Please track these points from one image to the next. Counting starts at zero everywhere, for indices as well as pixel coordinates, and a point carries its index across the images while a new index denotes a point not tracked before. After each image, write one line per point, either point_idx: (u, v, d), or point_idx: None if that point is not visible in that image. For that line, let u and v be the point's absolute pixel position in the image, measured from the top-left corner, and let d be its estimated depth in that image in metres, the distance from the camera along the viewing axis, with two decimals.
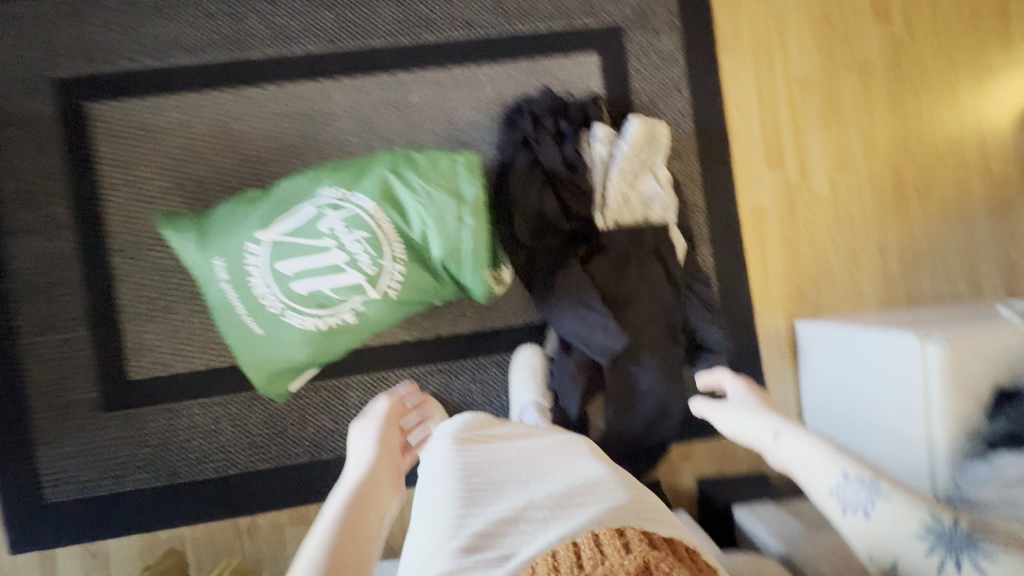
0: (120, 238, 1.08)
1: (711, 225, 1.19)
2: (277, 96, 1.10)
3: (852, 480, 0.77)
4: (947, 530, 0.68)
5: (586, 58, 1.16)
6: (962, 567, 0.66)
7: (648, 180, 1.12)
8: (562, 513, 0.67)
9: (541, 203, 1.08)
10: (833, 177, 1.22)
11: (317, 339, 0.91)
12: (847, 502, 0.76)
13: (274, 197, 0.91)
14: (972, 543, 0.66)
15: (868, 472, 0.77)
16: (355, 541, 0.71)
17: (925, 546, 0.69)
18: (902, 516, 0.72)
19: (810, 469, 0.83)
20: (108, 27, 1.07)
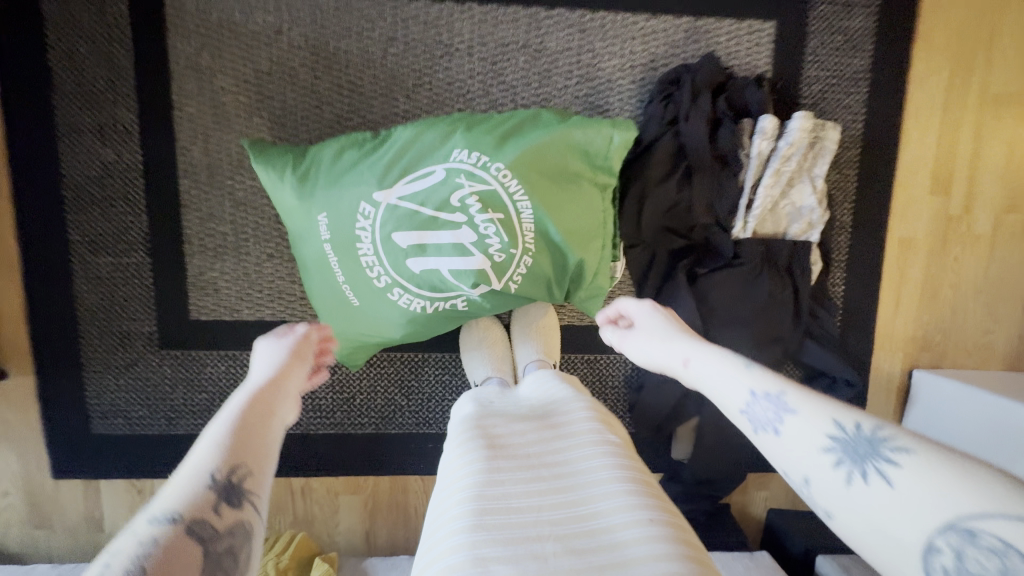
0: (190, 159, 0.93)
1: (852, 248, 1.04)
2: (390, 15, 0.91)
3: (761, 398, 0.61)
4: (849, 435, 0.52)
5: (759, 27, 0.96)
6: (870, 480, 0.49)
7: (802, 190, 0.95)
8: (577, 541, 0.54)
9: (677, 199, 0.93)
10: (998, 216, 1.06)
11: (419, 321, 0.81)
12: (756, 419, 0.60)
13: (392, 151, 0.77)
14: (877, 446, 0.50)
15: (777, 386, 0.61)
16: (255, 441, 0.59)
17: (834, 459, 0.52)
18: (814, 429, 0.55)
19: (722, 392, 0.66)
20: None
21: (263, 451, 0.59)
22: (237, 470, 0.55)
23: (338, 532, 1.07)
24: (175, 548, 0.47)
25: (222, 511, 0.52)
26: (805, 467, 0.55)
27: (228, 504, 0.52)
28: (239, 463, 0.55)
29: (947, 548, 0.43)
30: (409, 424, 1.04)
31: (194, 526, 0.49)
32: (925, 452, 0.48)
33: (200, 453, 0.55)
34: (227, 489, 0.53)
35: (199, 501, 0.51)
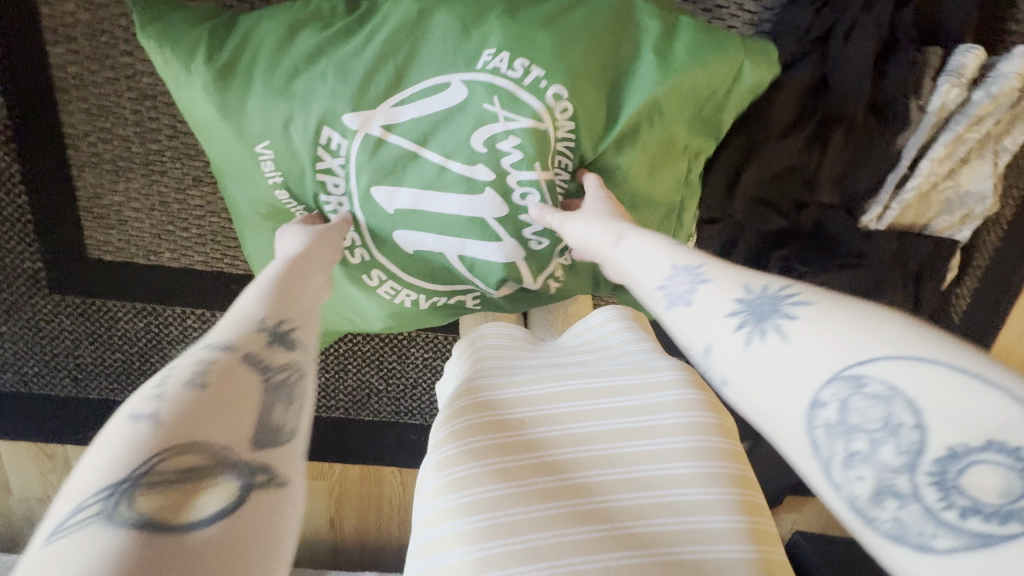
0: (57, 12, 0.59)
1: (1002, 252, 0.76)
2: None
3: (689, 270, 0.36)
4: (765, 293, 0.31)
5: None
6: (766, 339, 0.29)
7: (978, 169, 0.65)
8: (623, 495, 0.42)
9: (799, 163, 0.63)
10: None
11: (405, 314, 0.58)
12: (670, 282, 0.36)
13: (379, 45, 0.48)
14: (781, 304, 0.30)
15: (697, 255, 0.37)
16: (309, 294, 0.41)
17: (736, 321, 0.31)
18: (716, 302, 0.33)
19: (640, 256, 0.41)
20: None
21: (315, 308, 0.41)
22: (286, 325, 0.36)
23: None
24: (220, 376, 0.29)
25: (272, 350, 0.33)
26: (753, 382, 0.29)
27: (282, 346, 0.34)
28: (285, 314, 0.37)
29: (834, 403, 0.27)
30: (386, 411, 0.83)
31: (206, 373, 0.29)
32: (831, 304, 0.29)
33: (240, 308, 0.36)
34: (273, 339, 0.34)
35: (248, 338, 0.33)
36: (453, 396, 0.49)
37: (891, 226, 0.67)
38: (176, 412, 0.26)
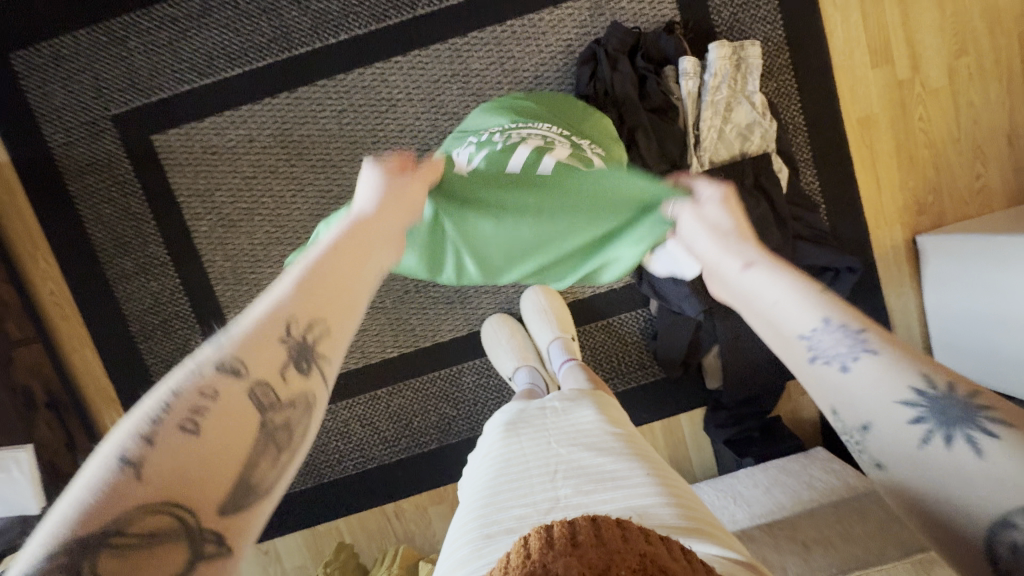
0: (218, 266, 1.10)
1: (813, 145, 1.08)
2: (336, 93, 1.05)
3: (835, 329, 0.52)
4: (938, 394, 0.45)
5: None
6: (953, 442, 0.43)
7: (743, 107, 1.00)
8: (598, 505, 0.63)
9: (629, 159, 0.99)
10: (949, 65, 1.07)
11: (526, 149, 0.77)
12: (819, 348, 0.52)
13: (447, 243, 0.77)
14: (970, 410, 0.44)
15: (861, 323, 0.52)
16: (339, 294, 0.51)
17: (911, 414, 0.46)
18: (888, 374, 0.48)
19: (762, 294, 0.60)
20: (151, 49, 1.03)
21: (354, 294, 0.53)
22: (314, 326, 0.47)
23: (437, 543, 1.18)
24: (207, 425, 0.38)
25: (289, 377, 0.44)
26: (846, 397, 0.50)
27: (295, 370, 0.44)
28: (308, 321, 0.47)
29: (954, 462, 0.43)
30: (466, 430, 1.15)
31: (259, 389, 0.42)
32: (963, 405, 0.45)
33: (279, 287, 0.49)
34: (299, 347, 0.45)
35: (261, 364, 0.42)
36: (484, 467, 0.73)
37: (713, 163, 1.01)
38: (248, 367, 0.42)
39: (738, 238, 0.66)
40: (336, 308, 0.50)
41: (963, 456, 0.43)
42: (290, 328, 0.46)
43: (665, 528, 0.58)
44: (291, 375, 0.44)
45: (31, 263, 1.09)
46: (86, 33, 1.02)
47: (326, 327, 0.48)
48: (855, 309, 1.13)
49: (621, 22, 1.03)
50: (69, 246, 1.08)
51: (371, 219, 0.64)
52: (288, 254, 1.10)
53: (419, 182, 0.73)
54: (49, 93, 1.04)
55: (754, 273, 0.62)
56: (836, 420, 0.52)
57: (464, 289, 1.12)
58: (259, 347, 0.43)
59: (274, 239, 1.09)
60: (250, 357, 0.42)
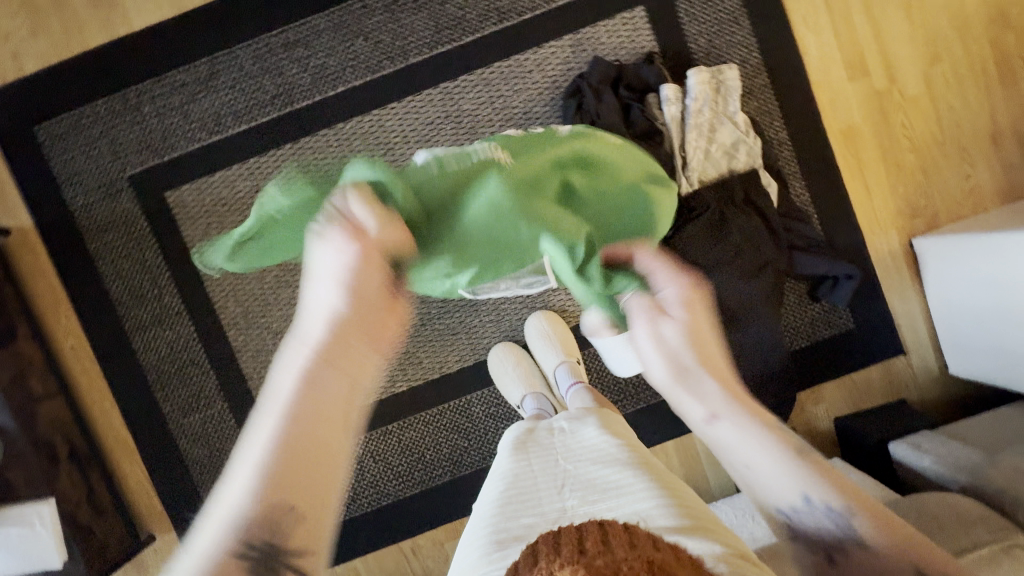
0: (230, 312, 1.13)
1: (800, 157, 1.11)
2: (336, 140, 1.11)
3: (818, 507, 0.57)
4: (834, 509, 0.57)
5: (631, 15, 1.08)
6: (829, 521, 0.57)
7: (726, 127, 1.04)
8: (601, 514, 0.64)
9: None
10: (925, 72, 1.11)
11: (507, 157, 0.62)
12: (811, 503, 0.58)
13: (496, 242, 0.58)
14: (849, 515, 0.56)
15: (835, 499, 0.57)
16: (324, 440, 0.46)
17: (799, 497, 0.58)
18: (799, 490, 0.58)
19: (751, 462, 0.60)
20: (163, 112, 1.10)
21: (342, 441, 0.48)
22: (285, 517, 0.44)
23: None
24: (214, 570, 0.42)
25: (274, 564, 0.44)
26: (782, 485, 0.59)
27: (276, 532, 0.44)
28: (280, 493, 0.44)
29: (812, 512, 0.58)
30: (479, 459, 1.15)
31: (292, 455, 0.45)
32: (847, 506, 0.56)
33: (252, 448, 0.46)
34: (267, 554, 0.44)
35: (222, 571, 0.42)
36: (490, 484, 0.75)
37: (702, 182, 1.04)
38: (223, 545, 0.43)
39: (732, 397, 0.62)
40: (321, 467, 0.46)
41: (807, 512, 0.58)
42: (247, 540, 0.43)
43: (671, 529, 0.60)
44: (257, 557, 0.44)
45: (54, 319, 1.13)
46: (104, 102, 1.10)
47: (293, 510, 0.44)
48: (859, 315, 1.13)
49: (603, 56, 1.08)
50: (89, 300, 1.13)
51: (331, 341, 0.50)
52: (296, 295, 1.13)
53: (372, 265, 0.52)
54: (70, 159, 1.10)
55: (704, 391, 0.61)
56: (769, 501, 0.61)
57: (469, 319, 1.14)
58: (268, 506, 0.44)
59: (282, 282, 1.13)
60: (217, 564, 0.42)
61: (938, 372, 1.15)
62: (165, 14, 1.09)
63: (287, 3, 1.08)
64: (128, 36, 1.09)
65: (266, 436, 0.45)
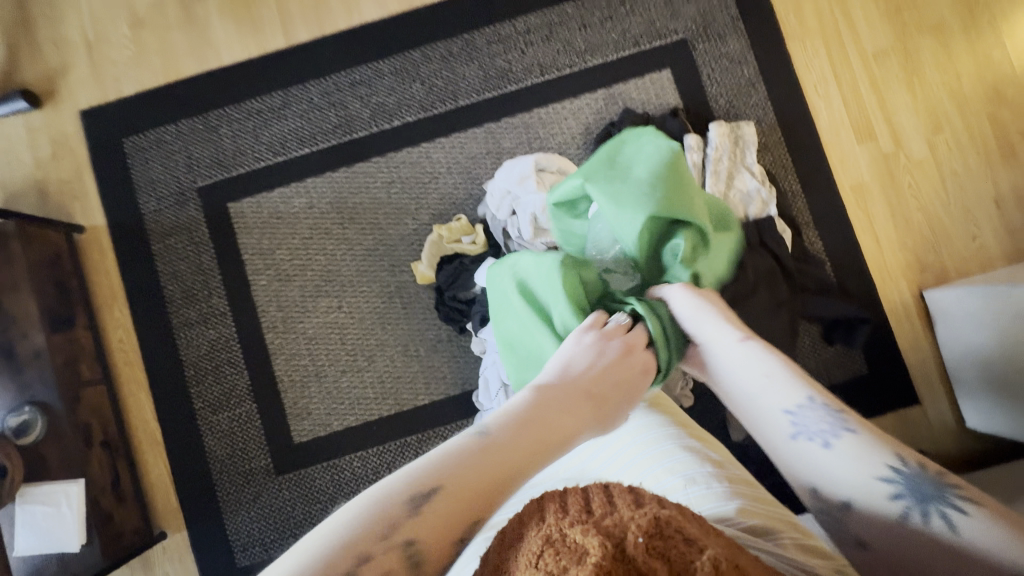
0: (270, 316, 1.21)
1: (812, 209, 1.19)
2: (386, 167, 1.22)
3: (818, 407, 0.61)
4: (909, 473, 0.54)
5: (658, 76, 1.22)
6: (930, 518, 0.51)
7: (744, 177, 1.13)
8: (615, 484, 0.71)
9: None
10: (929, 141, 1.21)
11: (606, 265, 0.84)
12: (802, 427, 0.61)
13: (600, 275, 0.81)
14: (940, 492, 0.53)
15: (833, 404, 0.61)
16: (500, 469, 0.56)
17: (890, 489, 0.54)
18: (861, 458, 0.57)
19: (746, 377, 0.67)
20: (237, 134, 1.24)
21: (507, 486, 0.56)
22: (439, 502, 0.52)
23: None
24: (370, 539, 0.49)
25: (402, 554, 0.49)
26: (829, 474, 0.58)
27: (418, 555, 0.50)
28: (414, 534, 0.50)
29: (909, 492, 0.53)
30: None
31: (410, 548, 0.50)
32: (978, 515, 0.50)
33: (451, 451, 0.57)
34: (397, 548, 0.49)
35: None
36: None
37: None
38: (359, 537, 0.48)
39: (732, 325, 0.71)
40: (486, 492, 0.55)
41: (937, 530, 0.51)
42: (390, 525, 0.50)
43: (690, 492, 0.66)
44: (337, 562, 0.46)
45: (107, 312, 1.22)
46: (187, 123, 1.24)
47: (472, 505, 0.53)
48: (872, 361, 1.16)
49: (632, 108, 1.21)
50: (144, 297, 1.22)
51: (542, 420, 0.63)
52: (335, 305, 1.21)
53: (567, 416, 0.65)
54: (149, 168, 1.24)
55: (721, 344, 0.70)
56: (816, 495, 0.59)
57: None
58: (430, 517, 0.51)
59: (323, 293, 1.21)
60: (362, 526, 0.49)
61: (955, 425, 1.15)
62: (249, 51, 1.25)
63: (356, 50, 1.24)
64: (216, 68, 1.25)
65: (448, 459, 0.56)
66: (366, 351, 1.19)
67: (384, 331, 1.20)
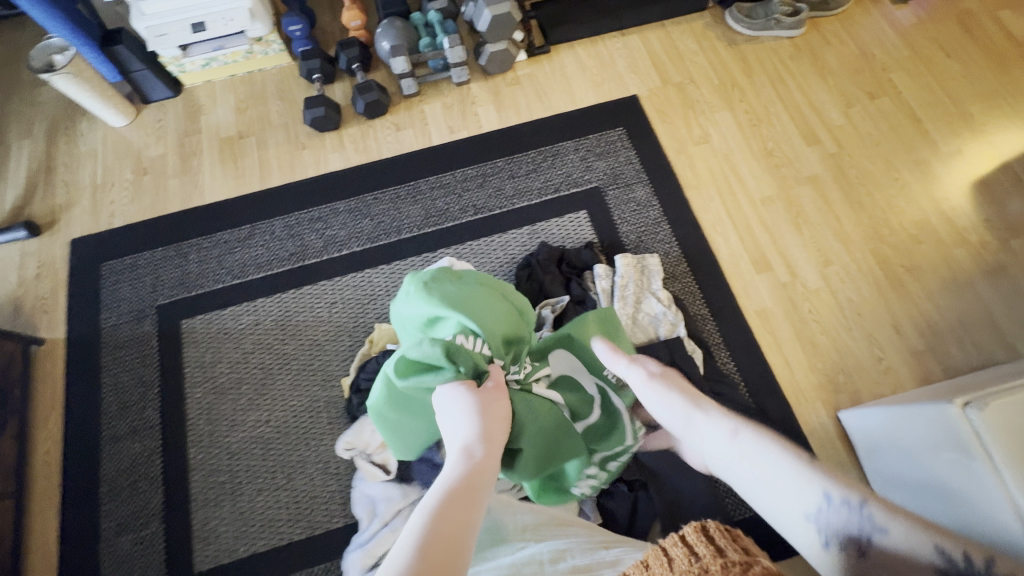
0: (197, 430, 1.23)
1: (721, 331, 1.28)
2: (331, 289, 1.35)
3: (749, 452, 0.65)
4: (844, 500, 0.58)
5: (576, 216, 1.41)
6: (862, 549, 0.56)
7: (651, 301, 1.24)
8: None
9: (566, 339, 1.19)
10: (821, 271, 1.34)
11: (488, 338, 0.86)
12: (746, 468, 0.65)
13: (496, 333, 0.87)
14: (866, 516, 0.57)
15: (770, 444, 0.65)
16: (461, 523, 0.59)
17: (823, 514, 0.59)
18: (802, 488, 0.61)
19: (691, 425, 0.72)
20: (203, 259, 1.39)
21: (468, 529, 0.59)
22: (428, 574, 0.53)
23: None
24: None
25: None
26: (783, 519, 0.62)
27: None
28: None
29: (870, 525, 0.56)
30: None
31: None
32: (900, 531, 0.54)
33: (406, 538, 0.57)
34: None
35: None
36: None
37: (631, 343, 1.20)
38: None
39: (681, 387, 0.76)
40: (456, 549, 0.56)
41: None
42: None
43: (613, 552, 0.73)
44: None
45: (41, 423, 1.24)
46: (161, 249, 1.41)
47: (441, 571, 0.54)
48: None
49: (552, 242, 1.37)
50: (81, 408, 1.25)
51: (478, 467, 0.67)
52: (263, 419, 1.23)
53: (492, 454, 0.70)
54: (118, 288, 1.37)
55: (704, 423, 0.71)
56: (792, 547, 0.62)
57: None
58: None
59: (253, 406, 1.24)
60: None
61: None
62: (229, 192, 1.48)
63: (320, 193, 1.47)
64: (197, 205, 1.46)
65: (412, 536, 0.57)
66: (286, 468, 1.19)
67: (307, 446, 1.20)
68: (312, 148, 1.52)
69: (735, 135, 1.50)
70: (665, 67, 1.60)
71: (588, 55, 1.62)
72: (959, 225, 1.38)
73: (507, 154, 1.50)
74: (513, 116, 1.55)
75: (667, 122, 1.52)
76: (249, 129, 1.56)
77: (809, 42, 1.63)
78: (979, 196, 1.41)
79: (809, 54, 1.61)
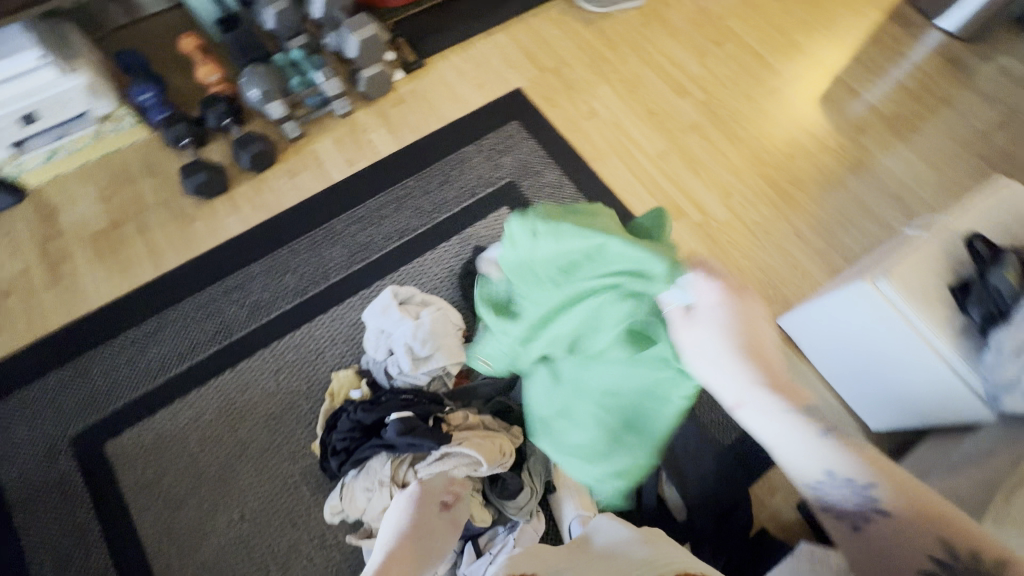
0: (162, 556, 1.08)
1: None
2: (272, 356, 1.25)
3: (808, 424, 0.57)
4: (859, 484, 0.56)
5: (499, 214, 1.43)
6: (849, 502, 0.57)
7: None
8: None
9: None
10: (725, 204, 1.47)
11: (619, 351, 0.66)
12: (784, 437, 0.57)
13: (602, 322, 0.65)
14: (868, 494, 0.56)
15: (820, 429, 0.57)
16: (414, 553, 0.80)
17: (820, 476, 0.58)
18: (833, 459, 0.57)
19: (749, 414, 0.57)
20: (111, 369, 1.23)
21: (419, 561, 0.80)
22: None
23: None
24: None
25: None
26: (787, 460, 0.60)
27: None
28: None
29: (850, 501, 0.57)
30: None
31: None
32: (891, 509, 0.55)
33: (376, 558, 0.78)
34: None
35: None
36: None
37: None
38: None
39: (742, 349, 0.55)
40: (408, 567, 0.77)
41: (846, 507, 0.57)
42: None
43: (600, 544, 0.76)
44: None
45: None
46: (56, 374, 1.22)
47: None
48: None
49: (485, 244, 1.38)
50: None
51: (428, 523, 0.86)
52: (237, 516, 1.11)
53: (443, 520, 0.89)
54: (11, 432, 1.16)
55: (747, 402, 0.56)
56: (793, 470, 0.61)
57: None
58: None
59: (221, 506, 1.12)
60: None
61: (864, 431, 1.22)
62: (120, 288, 1.31)
63: (228, 261, 1.35)
64: (86, 313, 1.28)
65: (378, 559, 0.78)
66: (279, 558, 1.08)
67: (295, 528, 1.10)
68: (205, 218, 1.40)
69: (618, 104, 1.60)
70: (537, 57, 1.67)
71: (463, 60, 1.65)
72: (818, 136, 1.59)
73: (414, 172, 1.48)
74: (408, 135, 1.53)
75: (555, 105, 1.59)
76: (124, 216, 1.40)
77: (654, 8, 1.79)
78: (825, 107, 1.64)
79: (657, 19, 1.77)
